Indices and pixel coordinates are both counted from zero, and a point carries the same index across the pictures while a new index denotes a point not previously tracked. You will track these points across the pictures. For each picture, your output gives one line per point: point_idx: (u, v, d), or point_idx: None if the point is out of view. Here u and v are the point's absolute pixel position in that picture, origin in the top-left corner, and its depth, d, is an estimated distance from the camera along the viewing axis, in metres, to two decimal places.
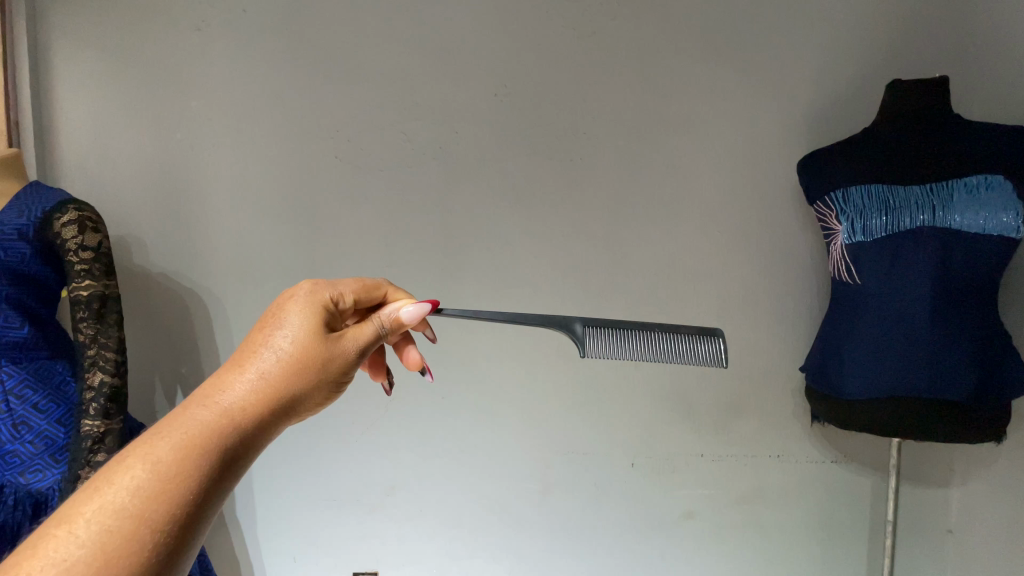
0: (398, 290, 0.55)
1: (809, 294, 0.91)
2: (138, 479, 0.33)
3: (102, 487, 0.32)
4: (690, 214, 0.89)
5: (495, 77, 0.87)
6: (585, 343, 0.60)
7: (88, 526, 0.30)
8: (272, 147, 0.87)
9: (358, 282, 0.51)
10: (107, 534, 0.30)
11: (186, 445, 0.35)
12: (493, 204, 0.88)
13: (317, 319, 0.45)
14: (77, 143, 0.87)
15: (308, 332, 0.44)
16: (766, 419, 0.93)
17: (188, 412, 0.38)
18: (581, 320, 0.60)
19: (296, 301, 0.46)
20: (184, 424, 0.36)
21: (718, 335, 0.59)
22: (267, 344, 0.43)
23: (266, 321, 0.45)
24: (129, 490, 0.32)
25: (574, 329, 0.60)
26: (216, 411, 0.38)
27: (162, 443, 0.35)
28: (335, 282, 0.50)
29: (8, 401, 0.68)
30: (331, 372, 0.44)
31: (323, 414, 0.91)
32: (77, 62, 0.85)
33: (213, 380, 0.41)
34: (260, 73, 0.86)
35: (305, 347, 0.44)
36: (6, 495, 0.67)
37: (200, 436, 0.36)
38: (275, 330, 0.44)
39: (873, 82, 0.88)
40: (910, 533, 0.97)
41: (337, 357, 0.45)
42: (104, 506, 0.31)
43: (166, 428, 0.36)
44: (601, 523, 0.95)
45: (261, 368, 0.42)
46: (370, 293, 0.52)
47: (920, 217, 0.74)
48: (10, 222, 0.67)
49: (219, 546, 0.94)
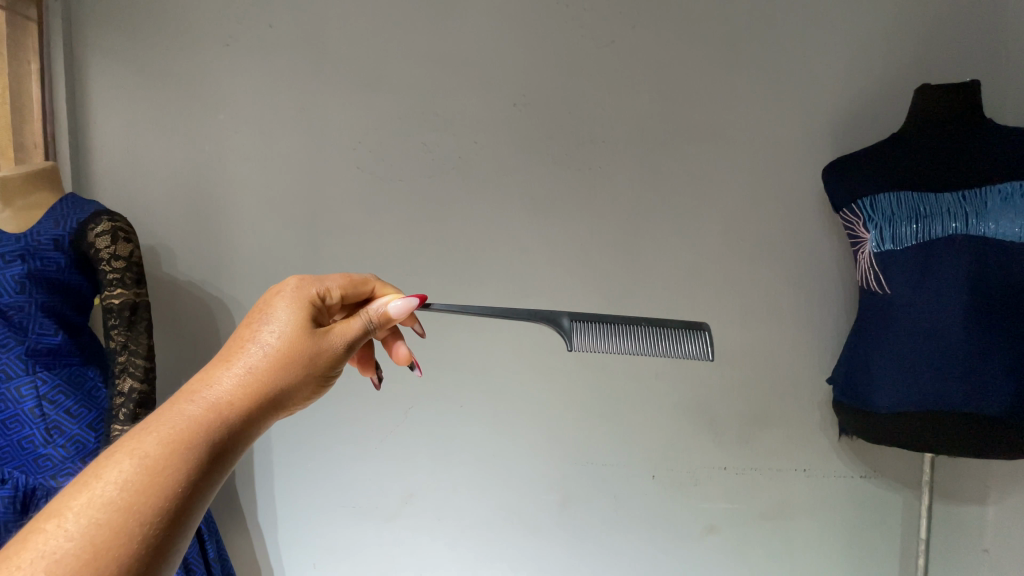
0: (386, 285, 0.55)
1: (835, 303, 0.89)
2: (126, 474, 0.33)
3: (90, 481, 0.32)
4: (711, 223, 0.88)
5: (515, 87, 0.87)
6: (571, 337, 0.58)
7: (77, 519, 0.30)
8: (296, 158, 0.89)
9: (345, 277, 0.51)
10: (96, 527, 0.31)
11: (173, 439, 0.35)
12: (512, 212, 0.89)
13: (303, 315, 0.45)
14: (110, 156, 0.89)
15: (296, 327, 0.44)
16: (791, 432, 0.91)
17: (176, 407, 0.38)
18: (568, 313, 0.58)
19: (283, 296, 0.46)
20: (171, 419, 0.37)
21: (704, 329, 0.60)
22: (255, 339, 0.43)
23: (253, 316, 0.45)
24: (118, 483, 0.32)
25: (559, 322, 0.58)
26: (203, 406, 0.38)
27: (149, 438, 0.35)
28: (322, 277, 0.50)
29: (42, 406, 0.69)
30: (317, 368, 0.44)
31: (343, 419, 0.92)
32: (111, 78, 0.88)
33: (201, 375, 0.41)
34: (285, 86, 0.88)
35: (291, 342, 0.44)
36: (38, 499, 0.67)
37: (187, 430, 0.36)
38: (262, 326, 0.44)
39: (899, 88, 0.86)
40: (943, 552, 0.93)
41: (324, 352, 0.45)
42: (92, 499, 0.31)
43: (153, 423, 0.36)
44: (621, 535, 0.93)
45: (248, 362, 0.42)
46: (357, 288, 0.52)
47: (952, 225, 0.72)
48: (45, 232, 0.69)
49: (240, 552, 0.95)
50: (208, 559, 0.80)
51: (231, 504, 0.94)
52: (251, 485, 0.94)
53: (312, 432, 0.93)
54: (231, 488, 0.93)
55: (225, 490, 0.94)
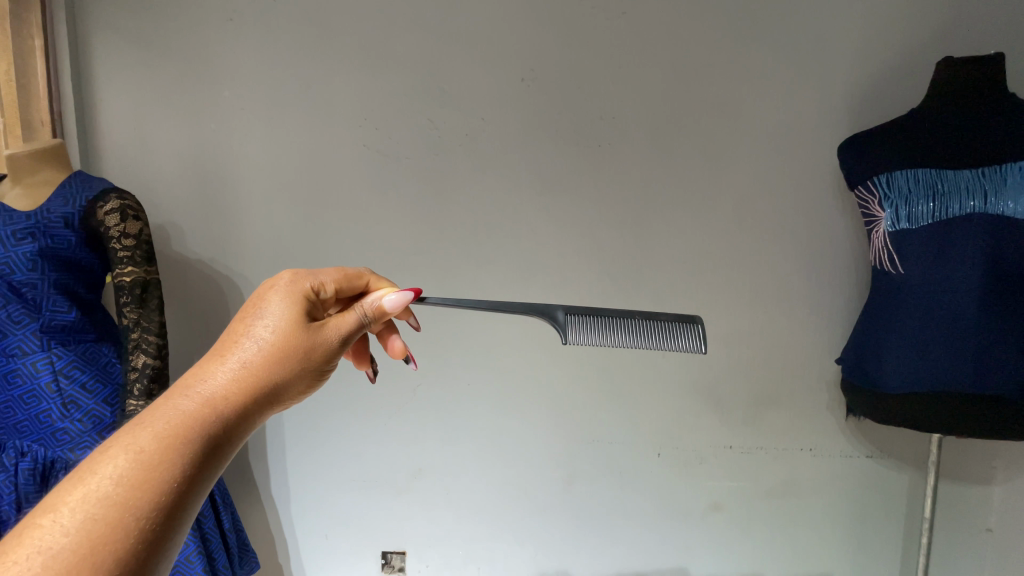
0: (381, 279, 0.55)
1: (846, 283, 0.88)
2: (121, 468, 0.33)
3: (85, 477, 0.32)
4: (722, 201, 0.87)
5: (523, 61, 0.85)
6: (565, 330, 0.58)
7: (73, 514, 0.31)
8: (302, 135, 0.88)
9: (339, 272, 0.51)
10: (93, 521, 0.31)
11: (168, 434, 0.35)
12: (520, 191, 0.88)
13: (297, 309, 0.45)
14: (117, 133, 0.89)
15: (290, 321, 0.44)
16: (798, 411, 0.91)
17: (171, 403, 0.38)
18: (563, 307, 0.58)
19: (277, 290, 0.46)
20: (165, 414, 0.37)
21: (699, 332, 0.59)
22: (249, 333, 0.43)
23: (247, 311, 0.45)
24: (113, 479, 0.32)
25: (554, 315, 0.58)
26: (198, 401, 0.38)
27: (143, 433, 0.35)
28: (317, 271, 0.50)
29: (58, 381, 0.70)
30: (311, 362, 0.44)
31: (353, 395, 0.93)
32: (114, 53, 0.87)
33: (195, 370, 0.41)
34: (290, 61, 0.87)
35: (285, 336, 0.44)
36: (57, 470, 0.70)
37: (182, 425, 0.36)
38: (256, 320, 0.44)
39: (920, 61, 0.84)
40: (947, 530, 0.94)
41: (319, 346, 0.45)
42: (87, 495, 0.31)
43: (148, 418, 0.36)
44: (625, 511, 0.95)
45: (242, 357, 0.42)
46: (351, 282, 0.52)
47: (970, 204, 0.71)
48: (55, 209, 0.69)
49: (254, 524, 0.97)
50: (224, 528, 0.83)
51: (244, 478, 0.96)
52: (263, 459, 0.95)
53: (322, 408, 0.94)
54: (245, 462, 0.96)
55: (238, 464, 0.96)
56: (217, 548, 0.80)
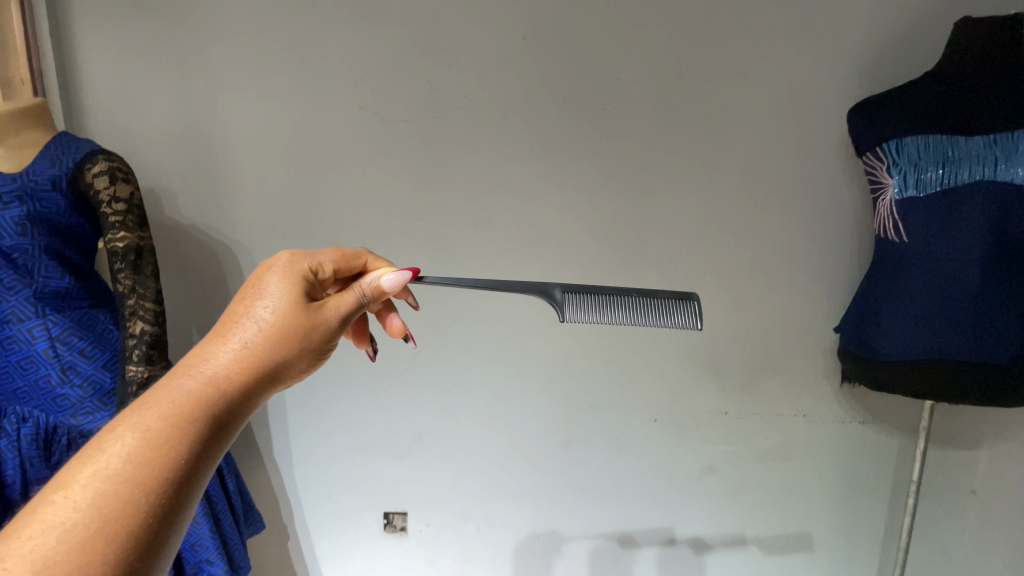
0: (379, 259, 0.54)
1: (848, 252, 0.88)
2: (129, 447, 0.33)
3: (93, 455, 0.32)
4: (727, 168, 0.85)
5: (525, 18, 0.82)
6: (564, 308, 0.58)
7: (84, 491, 0.31)
8: (295, 96, 0.85)
9: (337, 252, 0.50)
10: (104, 497, 0.31)
11: (173, 413, 0.35)
12: (521, 156, 0.86)
13: (297, 289, 0.45)
14: (101, 93, 0.86)
15: (290, 302, 0.44)
16: (794, 379, 0.93)
17: (174, 382, 0.37)
18: (560, 285, 0.57)
19: (276, 271, 0.45)
20: (170, 392, 0.36)
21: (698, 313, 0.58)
22: (249, 313, 0.43)
23: (246, 291, 0.44)
24: (121, 456, 0.32)
25: (552, 294, 0.58)
26: (201, 380, 0.38)
27: (149, 413, 0.35)
28: (315, 251, 0.49)
29: (56, 347, 0.69)
30: (312, 342, 0.44)
31: (353, 362, 0.93)
32: (92, 5, 0.83)
33: (197, 350, 0.40)
34: (281, 16, 0.83)
35: (285, 316, 0.43)
36: (59, 435, 0.71)
37: (187, 404, 0.36)
38: (255, 300, 0.43)
39: (937, 22, 0.81)
40: (933, 493, 0.97)
41: (320, 326, 0.44)
42: (97, 472, 0.31)
43: (153, 397, 0.36)
44: (622, 473, 0.97)
45: (244, 337, 0.41)
46: (349, 262, 0.51)
47: (980, 171, 0.70)
48: (42, 171, 0.67)
49: (258, 486, 0.99)
50: (230, 491, 0.84)
51: (247, 442, 0.97)
52: (265, 424, 0.96)
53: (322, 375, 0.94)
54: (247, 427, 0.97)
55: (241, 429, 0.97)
56: (223, 509, 0.81)
